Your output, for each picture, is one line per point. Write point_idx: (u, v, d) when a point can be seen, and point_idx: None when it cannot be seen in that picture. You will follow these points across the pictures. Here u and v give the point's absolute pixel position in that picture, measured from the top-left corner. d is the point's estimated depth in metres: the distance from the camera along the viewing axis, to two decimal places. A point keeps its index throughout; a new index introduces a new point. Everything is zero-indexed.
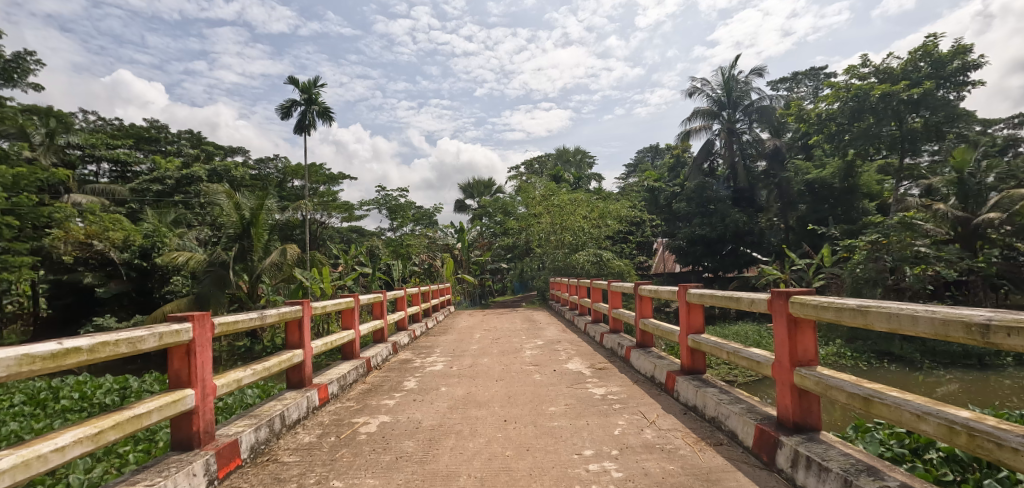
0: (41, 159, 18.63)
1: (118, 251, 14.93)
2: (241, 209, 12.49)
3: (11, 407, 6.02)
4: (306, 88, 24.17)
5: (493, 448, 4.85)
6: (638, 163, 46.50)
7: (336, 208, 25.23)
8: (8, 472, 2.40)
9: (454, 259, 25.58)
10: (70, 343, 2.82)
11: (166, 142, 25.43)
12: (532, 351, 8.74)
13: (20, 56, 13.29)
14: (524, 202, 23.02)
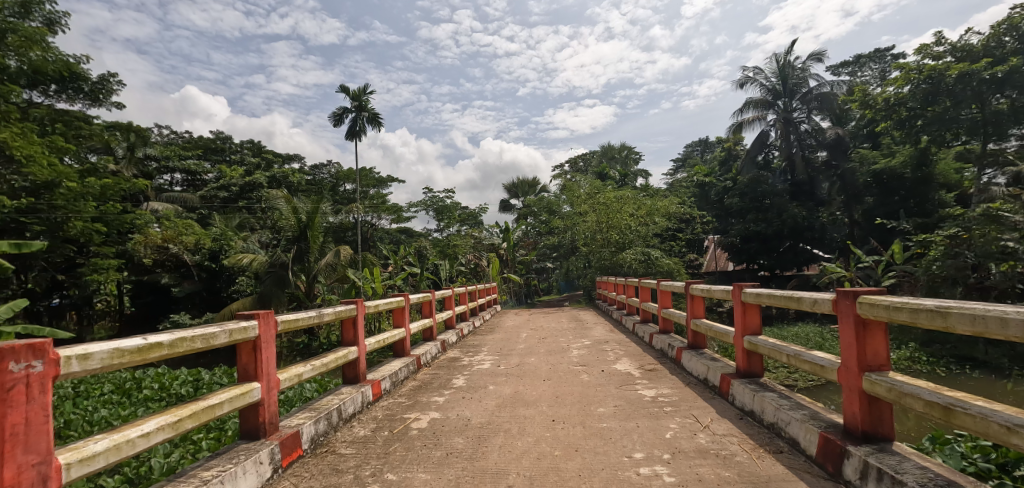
0: (123, 171, 20.39)
1: (190, 253, 16.31)
2: (298, 213, 13.16)
3: (102, 395, 6.68)
4: (356, 95, 25.19)
5: (542, 448, 4.86)
6: (686, 158, 44.97)
7: (386, 210, 26.12)
8: (103, 454, 2.59)
9: (500, 259, 25.86)
10: (153, 338, 3.06)
11: (230, 152, 27.29)
12: (579, 351, 8.66)
13: (106, 78, 14.39)
14: (569, 201, 22.83)
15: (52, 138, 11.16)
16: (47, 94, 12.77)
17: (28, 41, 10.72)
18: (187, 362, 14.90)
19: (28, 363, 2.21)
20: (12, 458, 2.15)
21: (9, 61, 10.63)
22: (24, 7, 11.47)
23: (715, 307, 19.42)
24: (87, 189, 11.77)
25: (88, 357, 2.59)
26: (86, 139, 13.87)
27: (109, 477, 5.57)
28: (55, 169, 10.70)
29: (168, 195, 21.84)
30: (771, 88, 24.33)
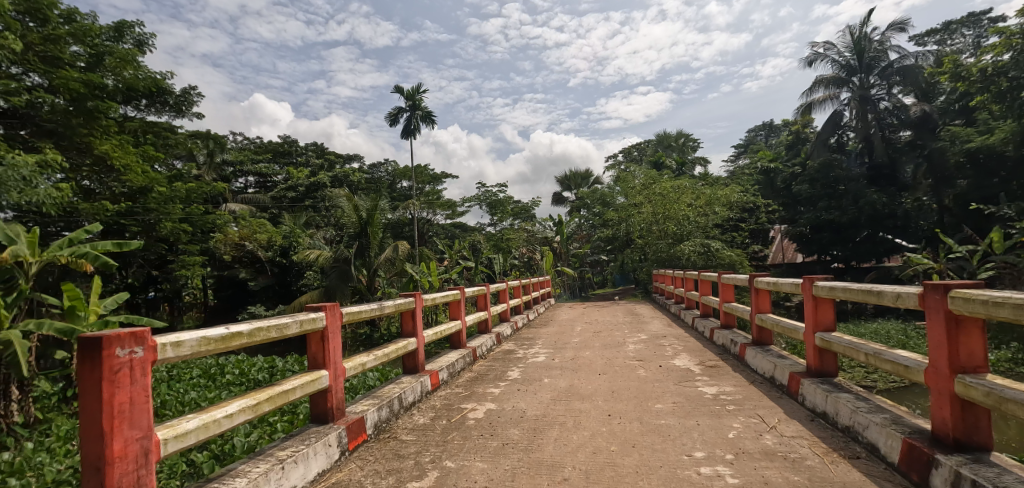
0: (205, 176, 22.28)
1: (264, 250, 17.60)
2: (359, 210, 13.84)
3: (192, 378, 7.42)
4: (410, 95, 25.95)
5: (598, 442, 4.83)
6: (749, 143, 42.42)
7: (441, 206, 26.76)
8: (194, 431, 2.93)
9: (554, 252, 26.11)
10: (235, 328, 3.39)
11: (296, 154, 29.08)
12: (635, 345, 8.46)
13: (188, 91, 15.64)
14: (624, 193, 22.26)
15: (144, 148, 12.31)
16: (139, 108, 14.09)
17: (124, 61, 11.54)
18: (264, 350, 16.14)
19: (131, 349, 2.52)
20: (121, 433, 2.46)
21: (107, 80, 11.39)
22: (118, 31, 12.47)
23: (784, 301, 18.28)
24: (176, 193, 12.84)
25: (180, 344, 2.92)
26: (172, 148, 15.21)
27: (199, 453, 6.17)
28: (148, 175, 11.72)
29: (244, 196, 23.60)
30: (845, 63, 22.53)
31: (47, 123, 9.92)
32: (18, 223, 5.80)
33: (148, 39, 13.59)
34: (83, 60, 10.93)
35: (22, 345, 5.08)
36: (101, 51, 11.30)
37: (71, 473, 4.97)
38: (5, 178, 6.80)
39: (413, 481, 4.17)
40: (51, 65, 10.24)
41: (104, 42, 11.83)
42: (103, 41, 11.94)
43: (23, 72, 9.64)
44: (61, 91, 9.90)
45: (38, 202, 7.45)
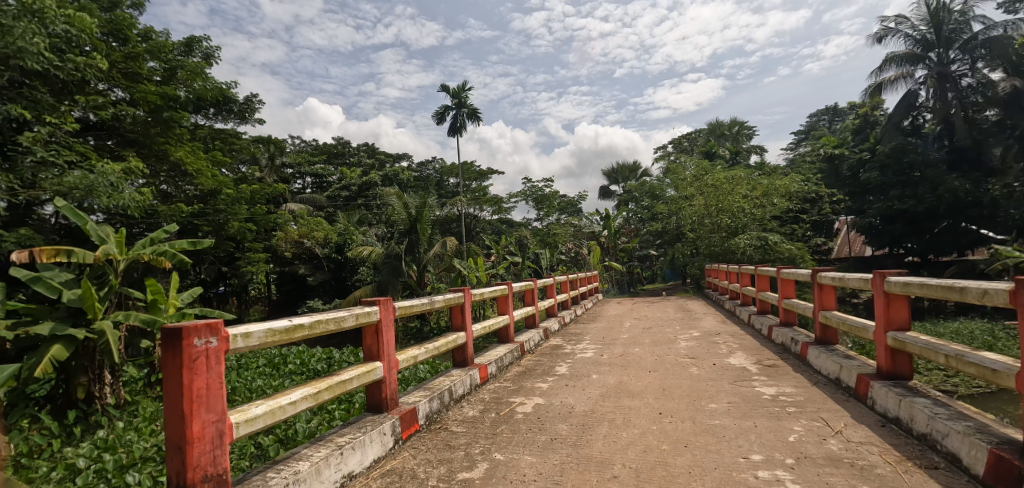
0: (267, 177, 23.67)
1: (321, 246, 18.51)
2: (408, 208, 14.23)
3: (258, 367, 7.96)
4: (456, 93, 26.30)
5: (648, 441, 4.72)
6: (810, 129, 39.61)
7: (487, 202, 27.08)
8: (262, 416, 3.22)
9: (601, 246, 25.62)
10: (297, 320, 3.65)
11: (349, 155, 30.38)
12: (687, 343, 8.19)
13: (250, 99, 16.67)
14: (674, 185, 21.55)
15: (214, 154, 13.23)
16: (208, 117, 15.16)
17: (193, 73, 12.46)
18: (323, 342, 17.02)
19: (207, 340, 2.80)
20: (198, 416, 2.74)
21: (180, 91, 12.33)
22: (188, 46, 13.45)
23: (851, 297, 17.04)
24: (241, 194, 13.82)
25: (249, 336, 3.21)
26: (237, 153, 16.31)
27: (266, 437, 6.63)
28: (216, 179, 12.62)
29: (303, 196, 24.78)
30: (921, 38, 20.96)
31: (130, 134, 10.76)
32: (107, 224, 6.41)
33: (215, 52, 14.55)
34: (159, 74, 11.87)
35: (112, 334, 5.66)
36: (174, 65, 12.21)
37: (156, 450, 5.49)
38: (95, 184, 7.55)
39: (463, 472, 4.27)
40: (131, 79, 11.18)
41: (176, 57, 12.77)
42: (175, 56, 12.90)
43: (108, 88, 10.53)
44: (141, 103, 10.78)
45: (125, 205, 8.22)
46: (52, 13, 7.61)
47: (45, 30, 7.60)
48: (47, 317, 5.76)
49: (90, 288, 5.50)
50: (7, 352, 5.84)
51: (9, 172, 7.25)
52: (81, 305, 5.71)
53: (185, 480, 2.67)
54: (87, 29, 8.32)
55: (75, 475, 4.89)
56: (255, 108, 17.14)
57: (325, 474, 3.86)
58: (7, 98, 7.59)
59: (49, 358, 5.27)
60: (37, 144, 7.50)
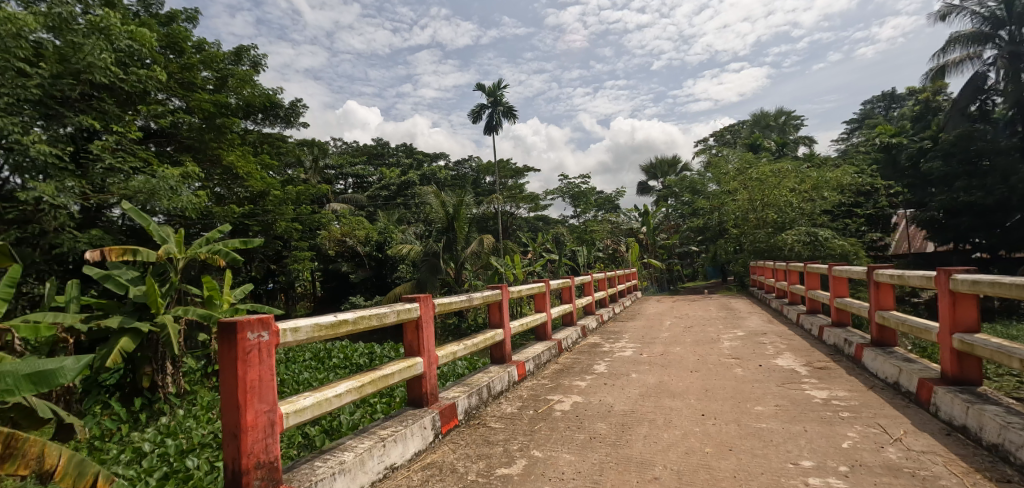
0: (312, 178, 24.63)
1: (363, 245, 19.07)
2: (446, 206, 14.45)
3: (306, 360, 8.33)
4: (491, 91, 26.41)
5: (690, 442, 4.60)
6: (864, 116, 37.16)
7: (523, 199, 27.13)
8: (310, 407, 3.48)
9: (640, 243, 25.05)
10: (341, 316, 3.90)
11: (388, 156, 31.17)
12: (731, 342, 7.91)
13: (295, 104, 17.37)
14: (716, 179, 20.84)
15: (262, 157, 13.88)
16: (257, 122, 15.93)
17: (243, 81, 13.03)
18: (365, 337, 17.56)
19: (259, 334, 3.07)
20: (252, 406, 3.02)
21: (231, 99, 12.98)
22: (238, 55, 14.13)
23: (911, 297, 15.93)
24: (287, 195, 14.45)
25: (297, 331, 3.49)
26: (284, 156, 17.08)
27: (313, 427, 6.92)
28: (265, 181, 13.17)
29: (345, 196, 25.55)
30: (990, 15, 19.28)
31: (187, 140, 11.50)
32: (168, 225, 6.86)
33: (262, 59, 15.16)
34: (212, 83, 12.56)
35: (173, 327, 6.06)
36: (226, 74, 12.89)
37: (213, 437, 5.85)
38: (157, 188, 8.08)
39: (502, 468, 4.31)
40: (186, 88, 11.87)
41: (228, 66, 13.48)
42: (227, 65, 13.59)
43: (167, 98, 11.25)
44: (197, 111, 11.48)
45: (184, 207, 8.76)
46: (117, 30, 8.25)
47: (112, 45, 8.23)
48: (116, 311, 6.24)
49: (153, 285, 5.91)
50: (82, 343, 6.37)
51: (82, 178, 7.94)
52: (146, 301, 6.14)
53: (239, 465, 2.94)
54: (148, 44, 8.95)
55: (141, 457, 5.29)
56: (300, 112, 17.85)
57: (368, 465, 3.98)
58: (79, 110, 8.28)
59: (118, 349, 5.70)
60: (106, 152, 8.17)
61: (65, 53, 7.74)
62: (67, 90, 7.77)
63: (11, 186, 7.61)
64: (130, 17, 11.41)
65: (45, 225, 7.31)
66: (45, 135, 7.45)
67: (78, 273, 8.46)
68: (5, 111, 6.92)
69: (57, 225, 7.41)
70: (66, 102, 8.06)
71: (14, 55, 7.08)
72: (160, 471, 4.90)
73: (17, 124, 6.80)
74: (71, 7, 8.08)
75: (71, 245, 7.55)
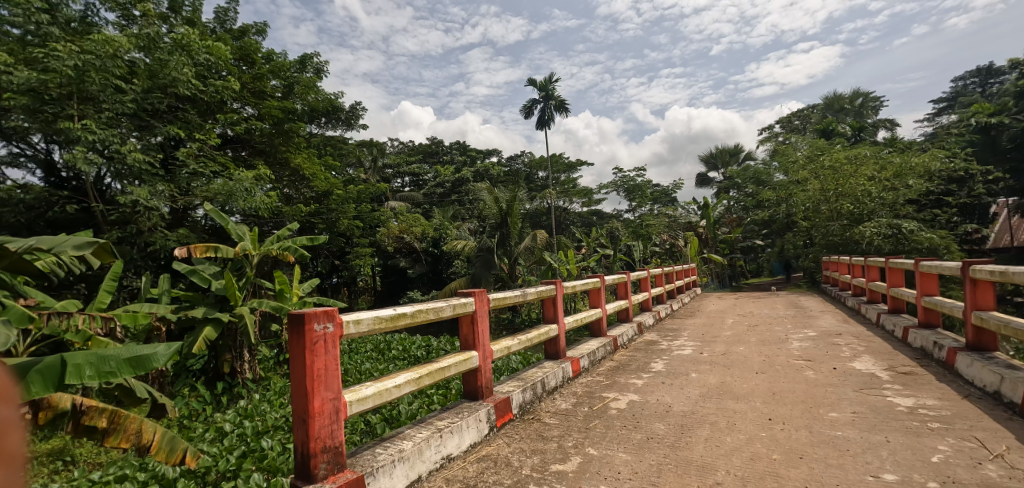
0: (371, 178, 25.63)
1: (420, 241, 19.69)
2: (499, 202, 14.65)
3: (368, 352, 8.73)
4: (543, 86, 26.22)
5: (756, 448, 4.35)
6: (957, 94, 33.29)
7: (577, 194, 26.86)
8: (371, 396, 3.70)
9: (699, 238, 23.99)
10: (399, 309, 4.12)
11: (443, 154, 31.91)
12: (801, 343, 7.38)
13: (355, 107, 18.20)
14: (784, 169, 19.48)
15: (326, 159, 14.67)
16: (321, 126, 16.85)
17: (307, 88, 13.79)
18: (422, 330, 18.17)
19: (324, 325, 3.33)
20: (320, 393, 3.27)
21: (297, 105, 13.79)
22: (302, 63, 14.96)
23: (1015, 295, 14.18)
24: (349, 195, 15.17)
25: (359, 323, 3.74)
26: (345, 157, 17.95)
27: (374, 415, 7.24)
28: (328, 180, 13.89)
29: (401, 194, 26.39)
30: None
31: (259, 145, 12.42)
32: (244, 224, 7.39)
33: (324, 66, 15.97)
34: (280, 91, 13.40)
35: (249, 318, 6.56)
36: (292, 82, 13.67)
37: (285, 420, 6.29)
38: (234, 189, 8.77)
39: (557, 464, 4.30)
40: (257, 96, 12.75)
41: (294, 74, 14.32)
42: (293, 74, 14.43)
43: (242, 106, 12.17)
44: (267, 117, 12.31)
45: (258, 207, 9.45)
46: (196, 46, 9.01)
47: (193, 59, 9.00)
48: (202, 303, 6.86)
49: (231, 280, 6.43)
50: (173, 331, 7.05)
51: (171, 182, 8.77)
52: (225, 293, 6.68)
53: (308, 448, 3.20)
54: (223, 57, 9.72)
55: (224, 436, 5.80)
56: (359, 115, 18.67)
57: (426, 455, 4.11)
58: (167, 120, 9.17)
59: (203, 337, 6.27)
60: (190, 158, 8.98)
61: (153, 70, 8.54)
62: (157, 103, 8.63)
63: (113, 191, 8.59)
64: (209, 34, 12.44)
65: (140, 225, 8.16)
66: (139, 145, 8.31)
67: (169, 268, 9.33)
68: (106, 124, 7.77)
69: (152, 225, 8.27)
70: (157, 114, 8.96)
71: (113, 74, 7.66)
72: (239, 449, 5.33)
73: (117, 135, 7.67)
74: (157, 27, 8.96)
75: (163, 243, 8.39)
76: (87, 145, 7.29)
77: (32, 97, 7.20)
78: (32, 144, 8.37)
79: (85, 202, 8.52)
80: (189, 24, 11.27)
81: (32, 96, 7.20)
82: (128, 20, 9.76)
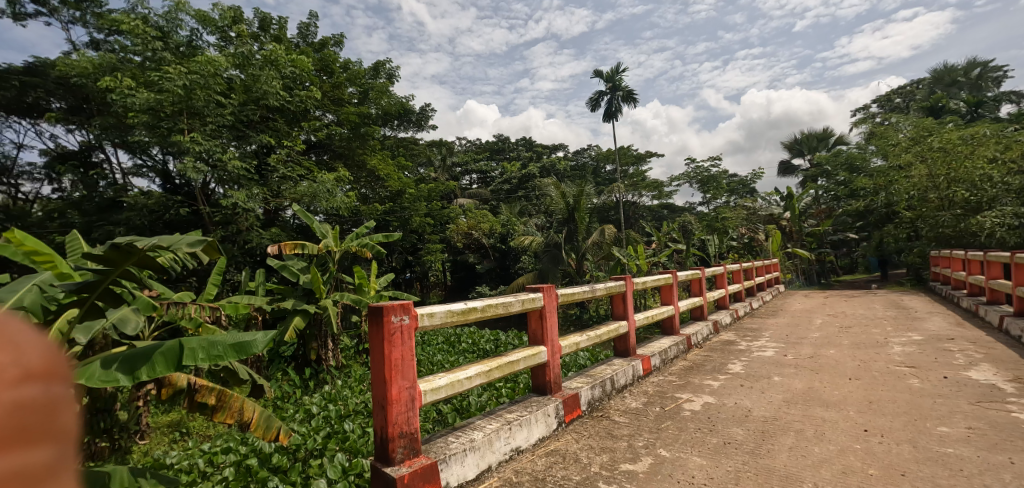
0: (440, 176, 26.36)
1: (488, 237, 20.07)
2: (566, 197, 14.56)
3: (440, 344, 9.08)
4: (609, 77, 25.48)
5: (849, 461, 3.96)
6: None
7: (646, 187, 26.02)
8: (444, 387, 3.87)
9: (782, 231, 22.18)
10: (470, 303, 4.27)
11: (509, 150, 32.26)
12: (904, 348, 6.59)
13: (425, 108, 18.92)
14: (884, 153, 17.47)
15: (398, 160, 15.36)
16: (393, 128, 17.68)
17: (381, 92, 14.44)
18: (490, 324, 18.55)
19: (401, 317, 3.52)
20: (396, 382, 3.47)
21: (372, 110, 14.60)
22: (376, 69, 15.72)
23: None
24: (421, 193, 15.79)
25: (432, 315, 3.97)
26: (416, 157, 18.73)
27: (446, 405, 7.52)
28: (401, 181, 14.56)
29: (470, 191, 26.99)
30: None
31: (339, 149, 13.36)
32: (328, 222, 7.95)
33: (395, 71, 16.70)
34: (356, 97, 14.23)
35: (332, 309, 7.07)
36: (367, 88, 14.42)
37: (365, 406, 6.72)
38: (318, 190, 9.49)
39: (626, 464, 4.19)
40: (336, 104, 13.67)
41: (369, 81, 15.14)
42: (367, 80, 15.24)
43: (322, 113, 13.10)
44: (345, 123, 13.16)
45: (339, 207, 10.14)
46: (282, 60, 9.89)
47: (280, 73, 9.97)
48: (292, 296, 7.49)
49: (316, 274, 6.97)
50: (269, 320, 7.74)
51: (264, 186, 9.71)
52: (312, 287, 7.23)
53: (387, 432, 3.42)
54: (306, 68, 10.54)
55: (312, 417, 6.32)
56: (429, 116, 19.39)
57: (496, 446, 4.18)
58: (260, 130, 10.16)
59: (293, 327, 6.86)
60: (280, 164, 9.86)
61: (247, 85, 9.49)
62: (251, 114, 9.58)
63: (216, 196, 9.63)
64: (293, 48, 13.49)
65: (240, 225, 9.26)
66: (237, 153, 9.25)
67: (265, 264, 10.27)
68: (210, 136, 8.73)
69: (248, 225, 9.20)
70: (251, 125, 9.90)
71: (214, 90, 8.61)
72: (325, 430, 5.79)
73: (218, 145, 8.56)
74: (250, 46, 9.94)
75: (258, 241, 9.30)
76: (194, 154, 8.22)
77: (151, 115, 8.25)
78: (152, 156, 9.64)
79: (195, 205, 9.64)
80: (276, 41, 12.30)
81: (150, 114, 8.25)
82: (226, 41, 10.87)
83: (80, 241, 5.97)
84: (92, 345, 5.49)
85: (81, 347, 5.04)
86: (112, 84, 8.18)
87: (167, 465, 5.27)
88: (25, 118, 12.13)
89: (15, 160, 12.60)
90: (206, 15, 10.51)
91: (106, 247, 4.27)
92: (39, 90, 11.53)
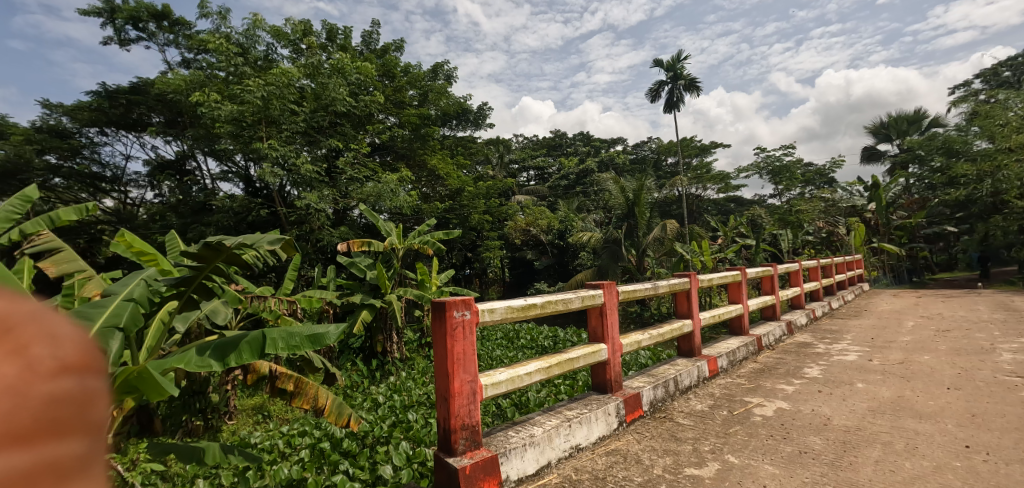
0: (498, 174, 26.62)
1: (547, 234, 20.06)
2: (625, 192, 14.22)
3: (498, 340, 9.21)
4: (670, 66, 24.41)
5: (946, 479, 3.55)
6: None
7: (711, 179, 24.81)
8: (503, 382, 3.90)
9: (865, 223, 20.25)
10: (529, 300, 4.28)
11: (567, 146, 32.00)
12: (1015, 356, 5.81)
13: (482, 107, 19.22)
14: (992, 134, 15.45)
15: (457, 160, 15.71)
16: (452, 128, 18.11)
17: (440, 94, 14.83)
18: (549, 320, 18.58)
19: (463, 312, 3.61)
20: (459, 375, 3.57)
21: (431, 111, 15.08)
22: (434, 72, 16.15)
23: None
24: (479, 190, 16.07)
25: (493, 311, 4.03)
26: (474, 156, 19.09)
27: (505, 399, 7.62)
28: (460, 179, 14.91)
29: (528, 188, 27.10)
30: None
31: (401, 150, 13.93)
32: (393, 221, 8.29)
33: (453, 71, 17.10)
34: (416, 99, 14.75)
35: (397, 303, 7.38)
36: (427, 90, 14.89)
37: (428, 397, 6.96)
38: (382, 190, 9.96)
39: (691, 468, 4.00)
40: (397, 107, 14.28)
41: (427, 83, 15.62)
42: (425, 82, 15.74)
43: (385, 117, 13.71)
44: (406, 124, 13.68)
45: (403, 206, 10.57)
46: (348, 68, 10.47)
47: (346, 80, 10.51)
48: (361, 291, 7.87)
49: (382, 270, 7.29)
50: (340, 314, 8.19)
51: (335, 188, 10.30)
52: (378, 282, 7.56)
53: (449, 424, 3.52)
54: (370, 75, 11.09)
55: (378, 406, 6.64)
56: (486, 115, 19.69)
57: (555, 442, 4.16)
58: (329, 135, 10.80)
59: (361, 319, 7.23)
60: (348, 166, 10.44)
61: (318, 93, 10.13)
62: (321, 120, 10.20)
63: (292, 197, 10.35)
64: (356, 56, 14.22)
65: (313, 224, 9.82)
66: (309, 157, 9.91)
67: (335, 260, 10.90)
68: (285, 142, 9.42)
69: (320, 224, 9.85)
70: (322, 130, 10.55)
71: (288, 99, 9.27)
72: (391, 419, 6.06)
73: (293, 150, 9.20)
74: (319, 57, 10.60)
75: (330, 239, 9.90)
76: (272, 159, 8.92)
77: (234, 125, 9.03)
78: (235, 163, 10.55)
79: (274, 206, 10.42)
80: (341, 50, 13.03)
81: (234, 124, 9.04)
82: (297, 53, 11.65)
83: (178, 241, 6.65)
84: (189, 334, 6.08)
85: (179, 335, 5.59)
86: (202, 99, 9.05)
87: (252, 444, 5.76)
88: (131, 132, 13.73)
89: (124, 170, 14.31)
90: (280, 30, 11.33)
91: (200, 245, 4.70)
92: (141, 106, 13.02)
